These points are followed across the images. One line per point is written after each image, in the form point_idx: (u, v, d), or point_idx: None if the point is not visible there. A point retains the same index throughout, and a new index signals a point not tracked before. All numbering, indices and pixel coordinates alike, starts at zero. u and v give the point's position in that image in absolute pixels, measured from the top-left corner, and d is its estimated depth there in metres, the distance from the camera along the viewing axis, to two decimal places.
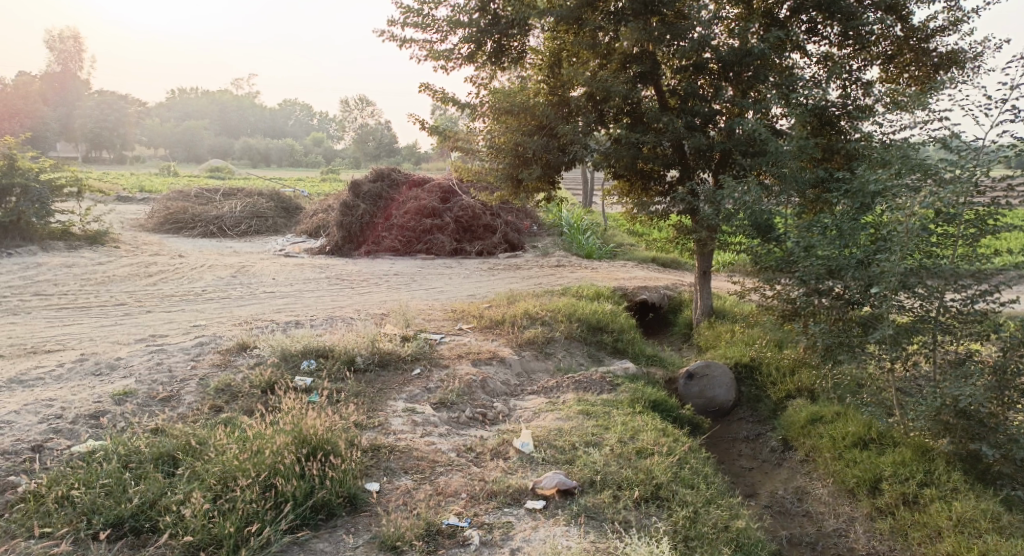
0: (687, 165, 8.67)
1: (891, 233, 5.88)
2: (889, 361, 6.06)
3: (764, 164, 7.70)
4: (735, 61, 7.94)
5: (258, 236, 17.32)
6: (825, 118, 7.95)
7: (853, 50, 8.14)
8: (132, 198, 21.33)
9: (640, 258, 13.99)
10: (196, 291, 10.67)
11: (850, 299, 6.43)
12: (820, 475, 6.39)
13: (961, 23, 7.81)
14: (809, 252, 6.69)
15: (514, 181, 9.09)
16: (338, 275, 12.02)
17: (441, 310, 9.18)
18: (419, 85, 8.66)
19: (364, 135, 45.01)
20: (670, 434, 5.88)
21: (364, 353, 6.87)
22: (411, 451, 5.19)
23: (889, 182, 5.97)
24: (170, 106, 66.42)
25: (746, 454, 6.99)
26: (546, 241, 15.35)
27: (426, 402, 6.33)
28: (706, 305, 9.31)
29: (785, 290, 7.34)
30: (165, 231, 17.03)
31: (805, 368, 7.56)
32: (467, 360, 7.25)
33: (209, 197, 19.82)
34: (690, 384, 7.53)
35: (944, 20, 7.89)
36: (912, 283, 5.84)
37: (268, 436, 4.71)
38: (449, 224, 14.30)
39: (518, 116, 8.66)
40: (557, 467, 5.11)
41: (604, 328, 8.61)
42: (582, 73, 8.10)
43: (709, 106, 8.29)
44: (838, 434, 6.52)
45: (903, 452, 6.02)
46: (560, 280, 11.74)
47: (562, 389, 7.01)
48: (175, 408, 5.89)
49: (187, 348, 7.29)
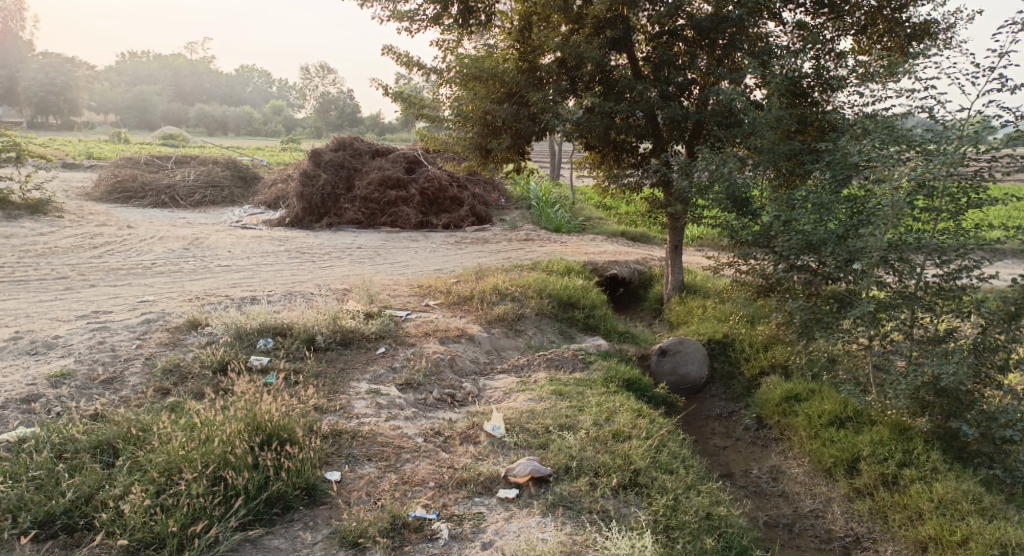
0: (660, 136, 8.40)
1: (874, 207, 5.69)
2: (867, 339, 5.91)
3: (741, 135, 7.45)
4: (712, 28, 7.66)
5: (213, 207, 16.63)
6: (800, 90, 7.67)
7: (828, 19, 7.86)
8: (79, 165, 20.34)
9: (610, 232, 13.74)
10: (145, 264, 10.12)
11: (828, 275, 6.26)
12: (795, 455, 6.26)
13: None
14: (787, 226, 6.48)
15: (482, 151, 8.71)
16: (299, 248, 11.55)
17: (406, 285, 8.81)
18: (382, 48, 8.19)
19: (326, 105, 43.71)
20: (646, 415, 5.66)
21: (324, 331, 6.50)
22: (375, 437, 4.87)
23: (872, 154, 5.76)
24: (121, 71, 63.88)
25: (720, 433, 6.82)
26: (514, 214, 14.99)
27: (391, 382, 6.00)
28: (678, 280, 9.11)
29: (761, 265, 7.15)
30: (113, 201, 16.24)
31: (779, 345, 7.41)
32: (434, 338, 6.93)
33: (161, 165, 18.98)
34: (663, 361, 7.34)
35: None
36: (893, 258, 5.67)
37: (218, 424, 4.36)
38: (414, 196, 13.85)
39: (487, 83, 8.26)
40: (530, 452, 4.85)
41: (574, 304, 8.35)
42: (554, 38, 7.74)
43: (684, 74, 8.00)
44: (814, 413, 6.37)
45: (881, 432, 5.90)
46: (528, 254, 11.43)
47: (533, 368, 6.74)
48: (118, 392, 5.47)
49: (133, 326, 6.83)
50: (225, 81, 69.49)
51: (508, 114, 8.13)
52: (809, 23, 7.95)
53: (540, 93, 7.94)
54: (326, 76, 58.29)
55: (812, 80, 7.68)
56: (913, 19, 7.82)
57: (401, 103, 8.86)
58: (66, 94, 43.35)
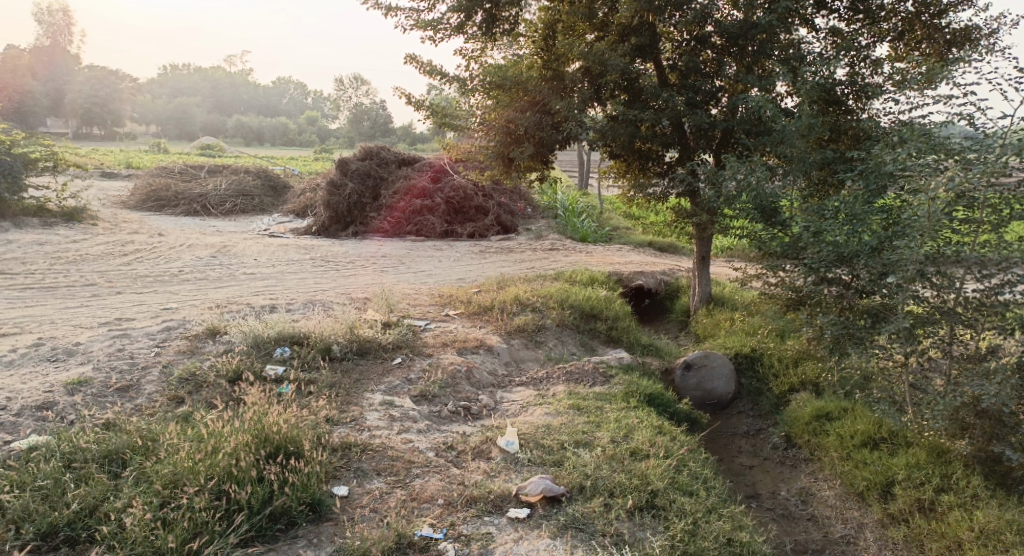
0: (687, 144, 8.21)
1: (910, 217, 5.44)
2: (902, 357, 5.64)
3: (769, 143, 7.25)
4: (740, 34, 7.47)
5: (243, 215, 16.80)
6: (832, 97, 7.43)
7: (863, 24, 7.61)
8: (116, 175, 20.73)
9: (637, 242, 13.53)
10: (172, 271, 10.19)
11: (861, 288, 6.00)
12: (826, 476, 6.00)
13: None
14: (818, 237, 6.25)
15: (505, 159, 8.60)
16: (324, 257, 11.55)
17: (427, 294, 8.73)
18: (405, 57, 8.14)
19: (359, 115, 44.11)
20: (667, 432, 5.47)
21: (341, 341, 6.42)
22: (386, 451, 4.76)
23: (908, 163, 5.52)
24: (162, 83, 65.32)
25: (746, 451, 6.58)
26: (540, 224, 14.86)
27: (406, 394, 5.89)
28: (705, 292, 8.89)
29: (789, 278, 6.92)
30: (146, 209, 16.49)
31: (809, 360, 7.14)
32: (452, 349, 6.82)
33: (193, 174, 19.26)
34: (688, 375, 7.12)
35: None
36: (930, 271, 5.42)
37: (225, 436, 4.30)
38: (440, 205, 13.80)
39: (511, 91, 8.15)
40: (544, 469, 4.70)
41: (597, 315, 8.17)
42: (578, 45, 7.61)
43: (711, 81, 7.81)
44: (846, 432, 6.11)
45: (917, 454, 5.62)
46: (552, 264, 11.29)
47: (552, 381, 6.59)
48: (133, 400, 5.46)
49: (152, 334, 6.83)
50: (261, 92, 70.60)
51: (532, 122, 8.02)
52: (843, 28, 7.71)
53: (563, 101, 7.81)
54: (360, 86, 58.98)
55: (845, 87, 7.44)
56: (952, 24, 7.54)
57: (424, 111, 8.80)
58: (108, 106, 44.45)
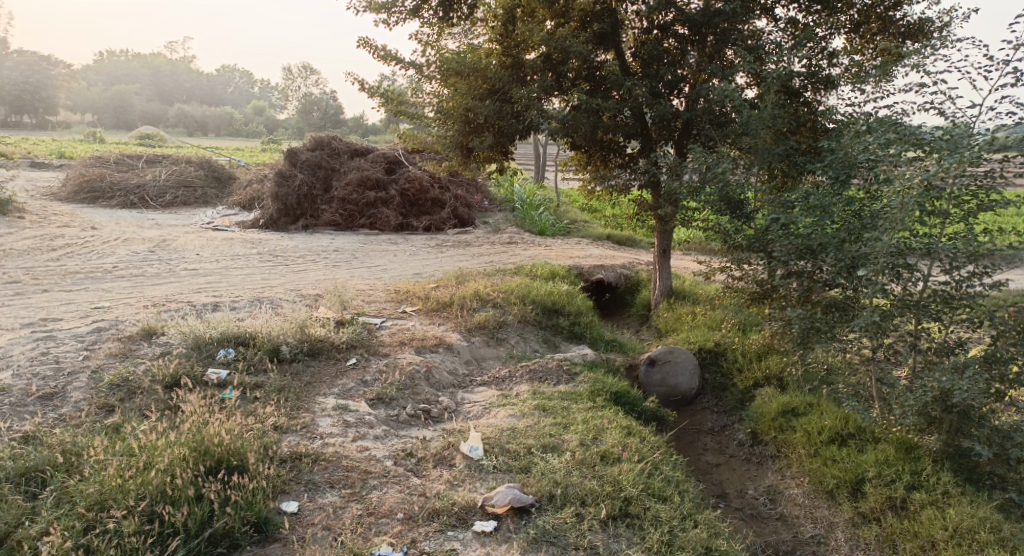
0: (649, 136, 8.00)
1: (882, 209, 5.27)
2: (871, 352, 5.49)
3: (732, 134, 7.09)
4: (703, 22, 7.30)
5: (185, 208, 16.07)
6: (790, 90, 7.26)
7: (820, 16, 7.49)
8: (49, 164, 19.71)
9: (595, 235, 13.35)
10: (106, 267, 9.57)
11: (828, 281, 5.81)
12: (793, 474, 5.87)
13: None
14: (785, 230, 6.04)
15: (462, 150, 8.26)
16: (271, 251, 11.01)
17: (382, 290, 8.35)
18: (357, 40, 7.71)
19: (308, 106, 43.02)
20: (637, 434, 5.25)
21: (290, 341, 6.01)
22: (339, 460, 4.41)
23: (879, 153, 5.33)
24: (99, 70, 62.72)
25: (712, 449, 6.43)
26: (498, 217, 14.55)
27: (361, 397, 5.54)
28: (666, 286, 8.73)
29: (755, 271, 6.78)
30: (79, 201, 15.62)
31: (775, 355, 7.01)
32: (409, 348, 6.48)
33: (131, 165, 18.35)
34: (652, 372, 6.92)
35: None
36: (899, 264, 5.24)
37: (159, 451, 3.92)
38: (394, 197, 13.38)
39: (468, 78, 7.81)
40: (510, 476, 4.42)
41: (559, 310, 7.92)
42: (538, 30, 7.32)
43: (674, 70, 7.60)
44: (813, 428, 5.97)
45: (886, 450, 5.49)
46: (510, 258, 11.00)
47: (515, 380, 6.31)
48: (57, 409, 5.01)
49: (81, 335, 6.34)
50: (205, 81, 68.31)
51: (490, 111, 7.68)
52: (800, 21, 7.60)
53: (522, 90, 7.52)
54: (309, 77, 57.61)
55: (802, 79, 7.28)
56: (905, 19, 7.47)
57: (378, 98, 8.38)
58: (40, 93, 42.39)
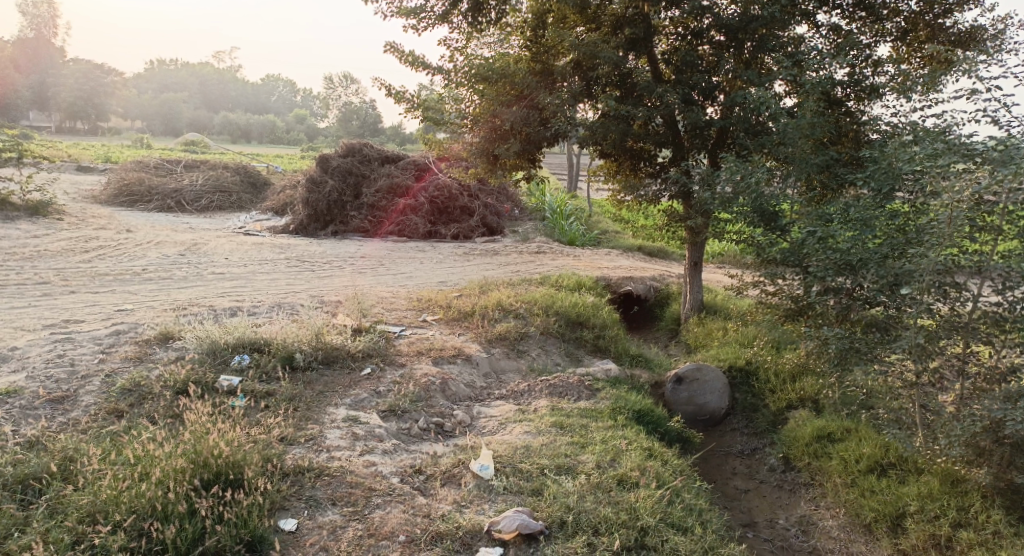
0: (681, 144, 7.74)
1: (929, 223, 4.93)
2: (913, 376, 5.13)
3: (768, 144, 6.80)
4: (739, 28, 7.03)
5: (220, 212, 16.21)
6: (831, 100, 6.94)
7: (865, 23, 7.15)
8: (93, 168, 20.10)
9: (626, 246, 13.08)
10: (135, 269, 9.60)
11: (868, 299, 5.44)
12: (828, 504, 5.53)
13: None
14: (822, 244, 5.69)
15: (489, 157, 8.08)
16: (299, 257, 10.97)
17: (405, 298, 8.21)
18: (384, 45, 7.57)
19: (348, 114, 43.43)
20: (659, 456, 4.99)
21: (305, 348, 5.87)
22: (344, 476, 4.24)
23: (926, 164, 4.98)
24: (149, 78, 64.31)
25: (741, 473, 6.11)
26: (528, 226, 14.35)
27: (373, 409, 5.37)
28: (697, 299, 8.42)
29: (789, 287, 6.46)
30: (117, 204, 15.85)
31: (810, 376, 6.65)
32: (427, 358, 6.30)
33: (169, 170, 18.60)
34: (679, 390, 6.64)
35: None
36: (946, 283, 4.89)
37: (156, 462, 3.82)
38: (423, 204, 13.27)
39: (496, 84, 7.65)
40: (520, 499, 4.20)
41: (584, 323, 7.67)
42: (568, 35, 7.13)
43: (709, 77, 7.34)
44: (851, 456, 5.62)
45: (929, 483, 5.12)
46: (538, 268, 10.78)
47: (534, 395, 6.09)
48: (66, 414, 4.95)
49: (100, 338, 6.30)
50: (249, 89, 69.63)
51: (517, 118, 7.49)
52: (844, 28, 7.27)
53: (551, 96, 7.32)
54: (350, 86, 58.36)
55: (844, 88, 6.95)
56: (958, 26, 7.07)
57: (405, 104, 8.24)
58: (92, 100, 43.55)
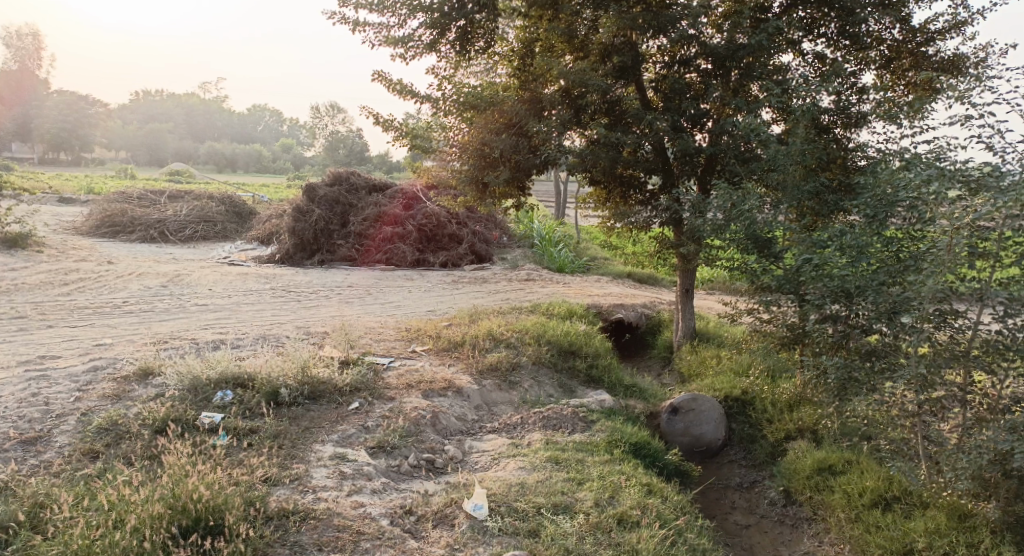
0: (670, 171, 7.68)
1: (927, 250, 4.84)
2: (915, 405, 5.00)
3: (759, 170, 6.75)
4: (727, 55, 7.02)
5: (205, 242, 16.01)
6: (819, 127, 6.90)
7: (850, 51, 7.15)
8: (75, 199, 19.84)
9: (615, 273, 13.00)
10: (115, 302, 9.37)
11: (865, 326, 5.32)
12: (832, 540, 5.38)
13: (965, 25, 6.85)
14: (819, 271, 5.59)
15: (478, 185, 7.98)
16: (284, 287, 10.78)
17: (393, 328, 8.03)
18: (371, 73, 7.49)
19: (334, 144, 43.43)
20: (658, 492, 4.83)
21: (290, 383, 5.68)
22: (331, 519, 4.06)
23: (923, 190, 4.90)
24: (134, 108, 64.12)
25: (741, 507, 5.95)
26: (517, 253, 14.25)
27: (361, 445, 5.18)
28: (689, 327, 8.31)
29: (785, 314, 6.36)
30: (99, 235, 15.60)
31: (807, 405, 6.53)
32: (416, 391, 6.12)
33: (153, 200, 18.39)
34: (674, 420, 6.49)
35: (947, 22, 6.92)
36: (947, 310, 4.78)
37: (131, 508, 3.63)
38: (411, 232, 13.14)
39: (484, 112, 7.57)
40: (516, 541, 4.04)
41: (576, 352, 7.52)
42: (557, 63, 7.06)
43: (697, 104, 7.30)
44: (854, 489, 5.48)
45: (936, 517, 4.98)
46: (528, 296, 10.65)
47: (527, 428, 5.92)
48: (38, 456, 4.72)
49: (76, 375, 6.08)
50: (236, 119, 69.65)
51: (506, 145, 7.39)
52: (829, 55, 7.26)
53: (540, 124, 7.25)
54: (337, 115, 58.49)
55: (831, 114, 6.91)
56: (940, 54, 7.11)
57: (392, 132, 8.14)
58: (76, 131, 43.30)
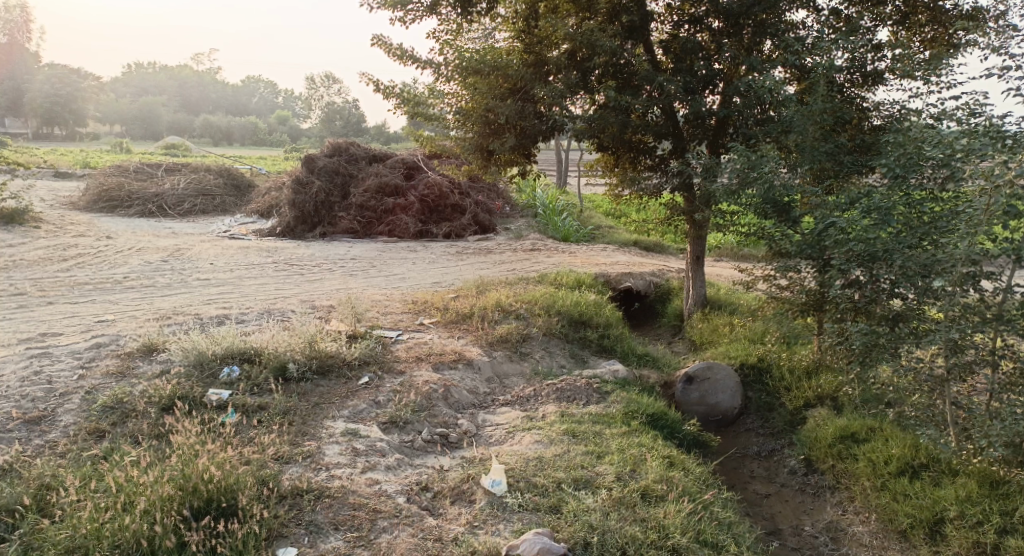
0: (681, 135, 7.44)
1: (960, 210, 4.64)
2: (943, 371, 4.85)
3: (775, 132, 6.53)
4: (740, 12, 6.75)
5: (204, 216, 15.79)
6: (834, 86, 6.54)
7: (865, 7, 6.81)
8: (71, 174, 19.55)
9: (621, 241, 12.82)
10: (116, 277, 9.20)
11: (890, 292, 5.15)
12: (856, 509, 5.28)
13: None
14: (842, 236, 5.40)
15: (484, 152, 7.74)
16: (287, 260, 10.60)
17: (399, 301, 7.87)
18: (371, 37, 7.23)
19: (332, 115, 42.92)
20: (679, 464, 4.74)
21: (298, 358, 5.54)
22: (346, 497, 3.94)
23: (954, 148, 4.68)
24: (128, 82, 63.24)
25: (760, 477, 5.86)
26: (520, 223, 14.05)
27: (373, 420, 5.06)
28: (700, 295, 8.16)
29: (803, 280, 6.20)
30: (97, 210, 15.37)
31: (825, 373, 6.40)
32: (426, 364, 5.99)
33: (149, 174, 18.09)
34: (689, 389, 6.37)
35: None
36: (980, 273, 4.60)
37: (140, 490, 3.50)
38: (413, 203, 12.93)
39: (489, 76, 7.31)
40: (538, 518, 3.94)
41: (587, 322, 7.38)
42: (564, 23, 6.79)
43: (710, 65, 6.96)
44: (878, 457, 5.37)
45: (966, 485, 4.87)
46: (534, 266, 10.48)
47: (541, 400, 5.80)
48: (43, 436, 4.60)
49: (79, 352, 5.94)
50: (231, 92, 68.83)
51: (513, 111, 7.14)
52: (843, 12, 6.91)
53: (547, 88, 7.01)
54: (333, 86, 57.72)
55: (847, 72, 6.58)
56: (958, 9, 6.70)
57: (394, 99, 7.90)
58: (70, 106, 42.72)
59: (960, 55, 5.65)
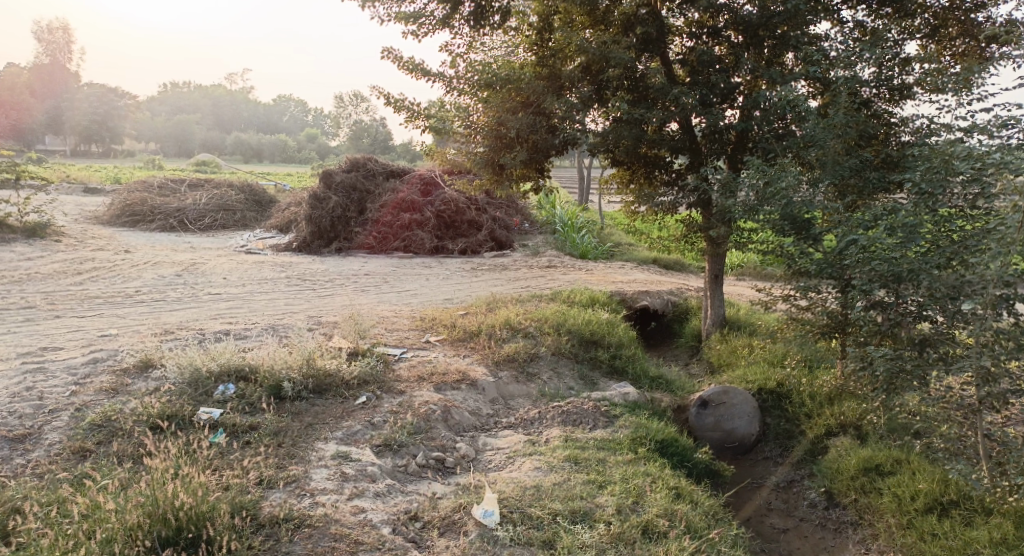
0: (698, 150, 7.18)
1: (992, 228, 4.32)
2: (973, 400, 4.51)
3: (794, 147, 6.26)
4: (760, 23, 6.49)
5: (224, 231, 15.81)
6: (859, 99, 6.26)
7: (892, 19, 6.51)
8: (98, 189, 19.78)
9: (640, 258, 12.58)
10: (127, 291, 9.15)
11: (917, 315, 4.83)
12: (880, 548, 4.94)
13: None
14: (866, 254, 5.09)
15: (495, 167, 7.54)
16: (300, 276, 10.49)
17: (407, 317, 7.69)
18: (381, 50, 7.11)
19: (359, 133, 43.26)
20: (687, 496, 4.47)
21: (294, 377, 5.34)
22: (328, 526, 3.73)
23: (985, 164, 4.37)
24: (162, 100, 64.51)
25: (778, 509, 5.54)
26: (538, 239, 13.84)
27: (367, 443, 4.85)
28: (718, 315, 7.84)
29: (824, 301, 5.88)
30: (119, 224, 15.47)
31: (848, 399, 6.05)
32: (428, 384, 5.77)
33: (173, 189, 18.23)
34: (703, 414, 6.08)
35: None
36: (1014, 296, 4.27)
37: (107, 517, 3.33)
38: (430, 219, 12.78)
39: (501, 89, 7.13)
40: (530, 553, 3.70)
41: (599, 342, 7.11)
42: (576, 34, 6.60)
43: (728, 77, 6.71)
44: (904, 492, 5.02)
45: (1001, 525, 4.51)
46: (549, 283, 10.24)
47: (545, 423, 5.53)
48: (25, 455, 4.46)
49: (75, 367, 5.82)
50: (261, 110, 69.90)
51: (523, 124, 6.94)
52: (869, 24, 6.65)
53: (558, 101, 6.82)
54: (361, 104, 58.26)
55: (873, 86, 6.27)
56: (992, 20, 6.32)
57: (405, 112, 7.75)
58: (106, 124, 43.63)
59: (993, 66, 5.34)
